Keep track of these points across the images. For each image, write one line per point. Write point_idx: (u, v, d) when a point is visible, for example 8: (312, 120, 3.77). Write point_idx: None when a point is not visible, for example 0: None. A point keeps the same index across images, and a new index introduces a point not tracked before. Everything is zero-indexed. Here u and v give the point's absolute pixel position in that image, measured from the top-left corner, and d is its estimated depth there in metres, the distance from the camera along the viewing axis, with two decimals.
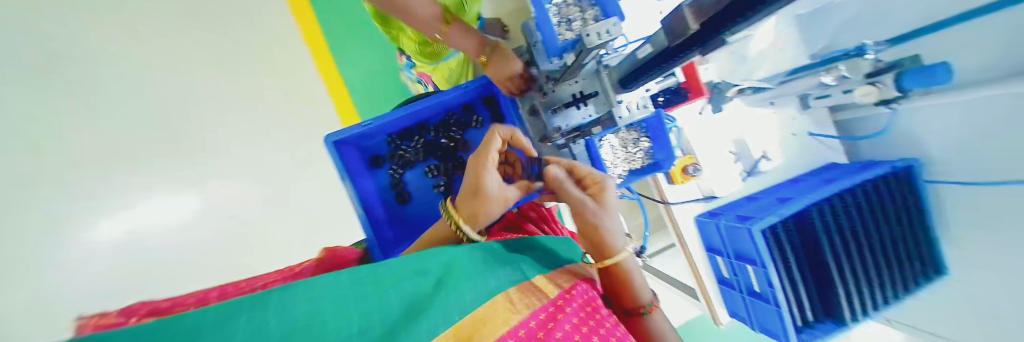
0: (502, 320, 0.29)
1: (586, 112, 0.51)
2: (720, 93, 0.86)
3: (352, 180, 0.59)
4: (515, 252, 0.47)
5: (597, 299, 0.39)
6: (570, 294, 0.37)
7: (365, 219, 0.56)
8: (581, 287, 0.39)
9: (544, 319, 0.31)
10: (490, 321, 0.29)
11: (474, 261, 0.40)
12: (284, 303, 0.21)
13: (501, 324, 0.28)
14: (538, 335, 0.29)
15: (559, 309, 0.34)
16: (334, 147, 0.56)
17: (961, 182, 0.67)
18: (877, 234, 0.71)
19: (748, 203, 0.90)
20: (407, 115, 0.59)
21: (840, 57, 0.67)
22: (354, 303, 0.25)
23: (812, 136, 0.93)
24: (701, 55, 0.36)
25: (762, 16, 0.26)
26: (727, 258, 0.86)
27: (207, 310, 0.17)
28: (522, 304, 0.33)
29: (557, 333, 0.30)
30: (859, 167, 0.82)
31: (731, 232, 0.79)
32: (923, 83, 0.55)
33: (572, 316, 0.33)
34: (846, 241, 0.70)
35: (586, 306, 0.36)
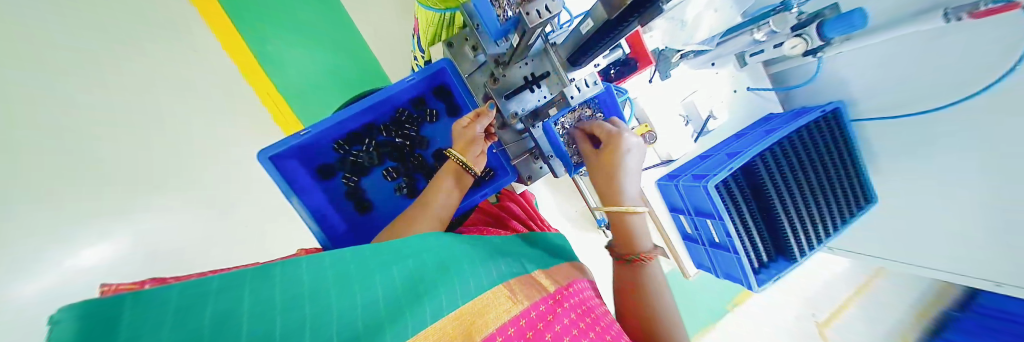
0: (503, 311, 0.33)
1: (541, 94, 0.48)
2: (665, 60, 0.85)
3: (299, 196, 0.55)
4: (507, 245, 0.50)
5: (593, 304, 0.40)
6: (567, 292, 0.40)
7: (320, 235, 0.53)
8: (576, 289, 0.42)
9: (540, 312, 0.34)
10: (488, 312, 0.32)
11: (474, 253, 0.43)
12: (289, 272, 0.27)
13: (501, 314, 0.32)
14: (538, 326, 0.32)
15: (555, 304, 0.37)
16: (271, 162, 0.52)
17: (891, 117, 0.71)
18: (815, 176, 0.73)
19: (700, 162, 0.86)
20: (351, 117, 0.58)
21: (768, 14, 0.69)
22: (346, 281, 0.29)
23: (751, 91, 0.93)
24: (643, 24, 0.33)
25: None
26: (689, 215, 0.84)
27: (214, 277, 0.23)
28: (519, 297, 0.36)
29: (556, 325, 0.33)
30: (798, 113, 0.83)
31: (689, 191, 0.79)
32: (842, 30, 0.58)
33: (569, 312, 0.36)
34: (790, 185, 0.72)
35: (581, 306, 0.38)
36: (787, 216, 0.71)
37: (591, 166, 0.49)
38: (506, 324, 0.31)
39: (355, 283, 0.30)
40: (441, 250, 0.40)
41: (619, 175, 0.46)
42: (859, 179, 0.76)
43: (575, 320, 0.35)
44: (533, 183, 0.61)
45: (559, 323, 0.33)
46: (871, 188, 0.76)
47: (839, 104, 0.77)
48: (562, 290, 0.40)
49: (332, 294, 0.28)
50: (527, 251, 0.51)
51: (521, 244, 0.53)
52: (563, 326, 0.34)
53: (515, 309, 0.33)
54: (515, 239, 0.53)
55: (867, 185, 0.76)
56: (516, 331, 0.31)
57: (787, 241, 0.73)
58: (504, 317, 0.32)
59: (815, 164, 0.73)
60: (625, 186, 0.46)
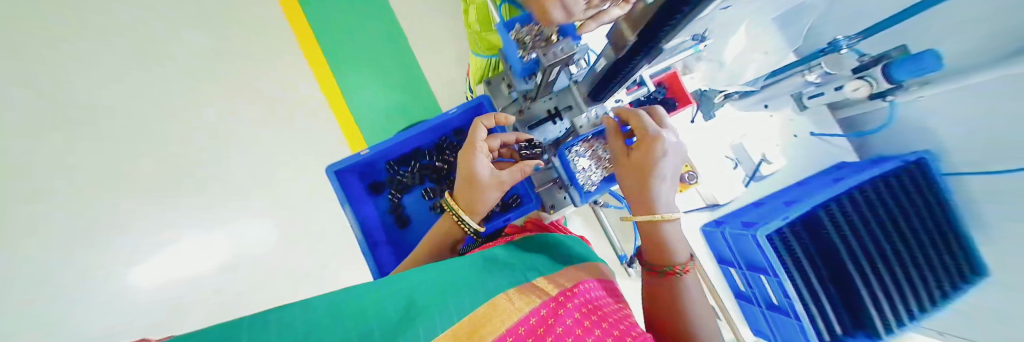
0: (505, 318, 0.32)
1: (562, 125, 0.53)
2: (707, 100, 0.82)
3: (353, 206, 0.64)
4: (504, 263, 0.48)
5: (600, 301, 0.39)
6: (571, 292, 0.39)
7: (364, 242, 0.60)
8: (582, 288, 0.41)
9: (540, 319, 0.32)
10: (490, 320, 0.31)
11: (456, 278, 0.40)
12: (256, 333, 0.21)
13: (501, 322, 0.30)
14: (540, 331, 0.31)
15: (558, 306, 0.35)
16: (335, 176, 0.62)
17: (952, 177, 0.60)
18: (902, 238, 0.59)
19: (753, 209, 0.78)
20: (403, 141, 0.67)
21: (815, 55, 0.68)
22: (326, 328, 0.24)
23: (814, 136, 0.82)
24: (650, 62, 0.35)
25: (683, 21, 0.26)
26: (740, 269, 0.74)
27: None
28: (520, 305, 0.35)
29: (557, 328, 0.31)
30: (870, 162, 0.71)
31: (737, 240, 0.71)
32: (914, 71, 0.52)
33: (573, 311, 0.35)
34: (863, 242, 0.60)
35: (586, 305, 0.37)
36: (864, 285, 0.58)
37: (627, 164, 0.43)
38: (506, 333, 0.29)
39: (380, 307, 0.30)
40: (427, 284, 0.37)
41: (657, 171, 0.40)
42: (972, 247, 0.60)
43: (581, 316, 0.34)
44: (556, 212, 0.62)
45: (561, 323, 0.32)
46: None
47: (925, 151, 0.63)
48: (565, 294, 0.39)
49: (360, 312, 0.28)
50: (515, 260, 0.50)
51: (507, 257, 0.52)
52: (566, 326, 0.31)
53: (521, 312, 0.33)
54: (501, 254, 0.52)
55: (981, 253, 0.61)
56: (517, 338, 0.29)
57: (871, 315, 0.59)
58: (503, 327, 0.30)
59: (902, 223, 0.60)
60: (659, 189, 0.41)
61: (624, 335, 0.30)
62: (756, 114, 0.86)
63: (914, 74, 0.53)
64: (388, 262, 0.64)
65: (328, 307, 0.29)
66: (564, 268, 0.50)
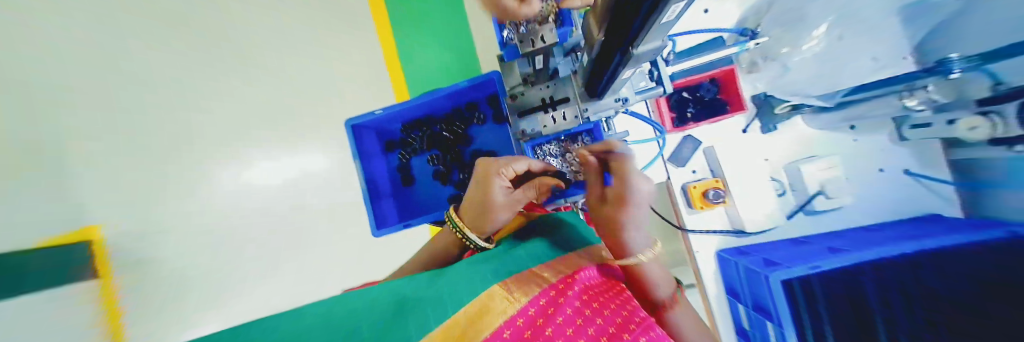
0: (501, 309, 0.28)
1: (553, 114, 0.48)
2: (768, 109, 0.76)
3: (362, 160, 0.70)
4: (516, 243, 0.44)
5: (603, 287, 0.35)
6: (571, 279, 0.34)
7: (368, 196, 0.67)
8: (584, 272, 0.36)
9: (539, 308, 0.29)
10: (488, 311, 0.27)
11: (457, 266, 0.36)
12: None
13: (500, 313, 0.27)
14: (538, 322, 0.27)
15: (558, 293, 0.31)
16: (352, 130, 0.67)
17: None
18: None
19: (790, 246, 0.72)
20: (414, 107, 0.69)
21: (917, 76, 0.60)
22: (325, 324, 0.21)
23: (910, 175, 0.73)
24: (631, 71, 0.31)
25: (645, 33, 0.21)
26: (748, 308, 0.70)
27: None
28: (519, 294, 0.30)
29: (557, 317, 0.28)
30: (964, 225, 0.60)
31: (752, 277, 0.65)
32: None
33: (575, 300, 0.31)
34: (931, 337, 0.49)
35: (589, 291, 0.33)
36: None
37: (596, 213, 0.40)
38: (502, 326, 0.25)
39: (374, 306, 0.25)
40: (433, 274, 0.34)
41: (626, 231, 0.38)
42: None
43: (585, 305, 0.31)
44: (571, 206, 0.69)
45: (563, 312, 0.28)
46: None
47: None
48: (566, 281, 0.34)
49: (344, 316, 0.23)
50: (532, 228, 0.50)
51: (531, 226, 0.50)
52: (566, 316, 0.28)
53: (520, 301, 0.29)
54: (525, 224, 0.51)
55: None
56: (525, 322, 0.27)
57: None
58: (500, 319, 0.26)
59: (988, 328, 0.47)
60: (629, 235, 0.38)
61: (630, 323, 0.29)
62: (838, 136, 0.76)
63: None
64: (389, 215, 0.72)
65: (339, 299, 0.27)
66: (571, 250, 0.42)
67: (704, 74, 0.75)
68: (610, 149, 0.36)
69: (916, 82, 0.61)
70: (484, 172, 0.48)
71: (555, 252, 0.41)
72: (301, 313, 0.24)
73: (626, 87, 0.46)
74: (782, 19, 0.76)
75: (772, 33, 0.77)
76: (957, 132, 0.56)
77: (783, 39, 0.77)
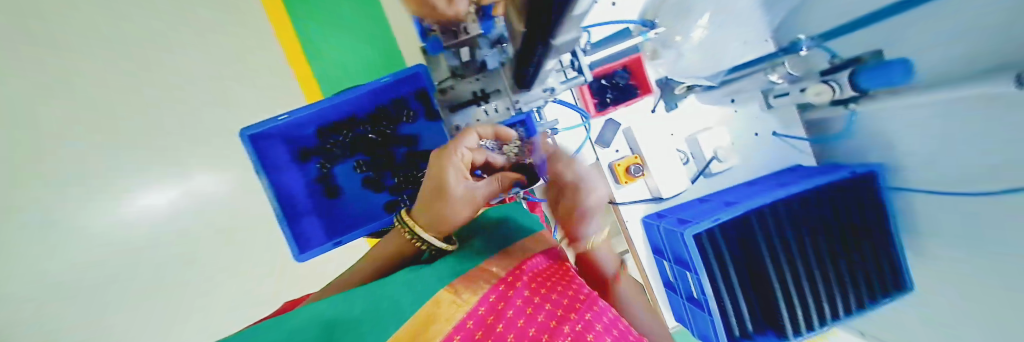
0: (451, 317, 0.28)
1: (486, 108, 0.51)
2: (670, 90, 0.86)
3: (269, 175, 0.60)
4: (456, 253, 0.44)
5: (549, 277, 0.38)
6: (520, 271, 0.37)
7: (284, 217, 0.57)
8: (531, 264, 0.40)
9: (490, 307, 0.30)
10: (435, 322, 0.26)
11: (393, 285, 0.33)
12: None
13: (448, 322, 0.26)
14: (488, 320, 0.28)
15: (508, 288, 0.33)
16: (249, 141, 0.55)
17: (932, 190, 0.60)
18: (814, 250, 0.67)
19: (696, 205, 0.86)
20: (329, 109, 0.61)
21: (777, 54, 0.74)
22: None
23: (776, 136, 0.91)
24: (554, 60, 0.32)
25: (562, 24, 0.21)
26: (670, 263, 0.82)
27: None
28: (467, 294, 0.31)
29: (507, 312, 0.29)
30: (813, 172, 0.79)
31: (670, 236, 0.77)
32: (882, 81, 0.55)
33: (523, 291, 0.33)
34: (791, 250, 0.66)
35: (535, 282, 0.36)
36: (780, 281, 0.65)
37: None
38: (454, 332, 0.25)
39: None
40: (364, 301, 0.30)
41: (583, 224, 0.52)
42: (894, 260, 0.67)
43: (532, 295, 0.33)
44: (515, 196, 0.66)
45: (513, 305, 0.30)
46: (907, 274, 0.67)
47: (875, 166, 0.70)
48: (514, 272, 0.36)
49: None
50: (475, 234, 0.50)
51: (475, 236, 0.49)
52: (516, 310, 0.30)
53: (469, 302, 0.30)
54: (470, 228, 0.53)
55: (902, 269, 0.67)
56: (476, 323, 0.27)
57: (780, 314, 0.66)
58: (450, 327, 0.26)
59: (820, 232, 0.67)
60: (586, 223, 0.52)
61: (575, 302, 0.33)
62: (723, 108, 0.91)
63: (881, 84, 0.56)
64: (313, 233, 0.64)
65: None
66: (511, 245, 0.45)
67: (616, 63, 0.84)
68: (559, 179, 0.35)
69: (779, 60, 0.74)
70: (439, 167, 0.36)
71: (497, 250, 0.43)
72: None
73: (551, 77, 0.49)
74: (671, 11, 0.87)
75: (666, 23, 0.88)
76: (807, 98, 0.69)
77: (673, 28, 0.89)
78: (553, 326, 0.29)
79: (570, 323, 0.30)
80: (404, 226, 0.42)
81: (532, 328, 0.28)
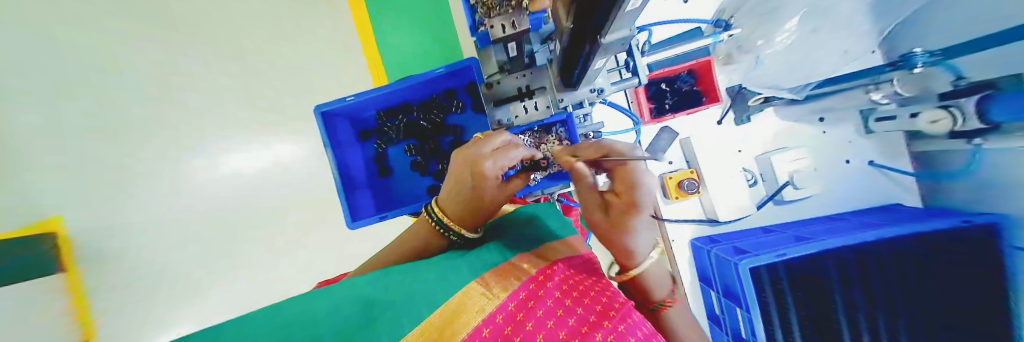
0: (480, 307, 0.27)
1: (530, 104, 0.48)
2: (743, 101, 0.78)
3: (336, 149, 0.67)
4: (486, 245, 0.44)
5: (581, 280, 0.37)
6: (550, 271, 0.36)
7: (343, 188, 0.64)
8: (562, 266, 0.38)
9: (519, 303, 0.29)
10: (466, 309, 0.26)
11: (425, 268, 0.35)
12: None
13: (477, 312, 0.26)
14: (517, 316, 0.27)
15: (538, 286, 0.32)
16: (322, 117, 0.63)
17: None
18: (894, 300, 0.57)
19: (759, 235, 0.75)
20: (388, 95, 0.66)
21: (883, 69, 0.65)
22: (287, 329, 0.19)
23: (874, 166, 0.76)
24: (603, 58, 0.29)
25: (614, 19, 0.19)
26: (717, 294, 0.73)
27: None
28: (498, 289, 0.30)
29: (537, 311, 0.28)
30: (920, 215, 0.65)
31: (722, 263, 0.68)
32: (1018, 110, 0.45)
33: (553, 291, 0.32)
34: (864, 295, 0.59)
35: (567, 283, 0.35)
36: (850, 328, 0.58)
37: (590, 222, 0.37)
38: (482, 323, 0.25)
39: (338, 312, 0.22)
40: (399, 276, 0.32)
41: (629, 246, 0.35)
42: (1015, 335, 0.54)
43: (562, 297, 0.32)
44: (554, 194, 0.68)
45: (543, 304, 0.29)
46: None
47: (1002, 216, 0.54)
48: (544, 273, 0.35)
49: (310, 321, 0.20)
50: (504, 230, 0.51)
51: (504, 233, 0.49)
52: (546, 309, 0.29)
53: (499, 296, 0.29)
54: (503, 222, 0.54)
55: None
56: (504, 318, 0.26)
57: None
58: (479, 317, 0.25)
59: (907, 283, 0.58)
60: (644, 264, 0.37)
61: (609, 310, 0.30)
62: (808, 127, 0.79)
63: (1016, 116, 0.46)
64: (365, 205, 0.70)
65: (276, 311, 0.23)
66: (542, 245, 0.45)
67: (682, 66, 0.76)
68: (608, 149, 0.32)
69: (881, 77, 0.66)
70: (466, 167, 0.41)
71: (531, 247, 0.43)
72: (242, 321, 0.20)
73: (601, 77, 0.46)
74: (756, 11, 0.74)
75: (747, 21, 0.76)
76: (918, 126, 0.59)
77: (756, 31, 0.77)
78: (584, 332, 0.26)
79: (604, 331, 0.26)
80: (438, 226, 0.46)
81: (562, 332, 0.26)
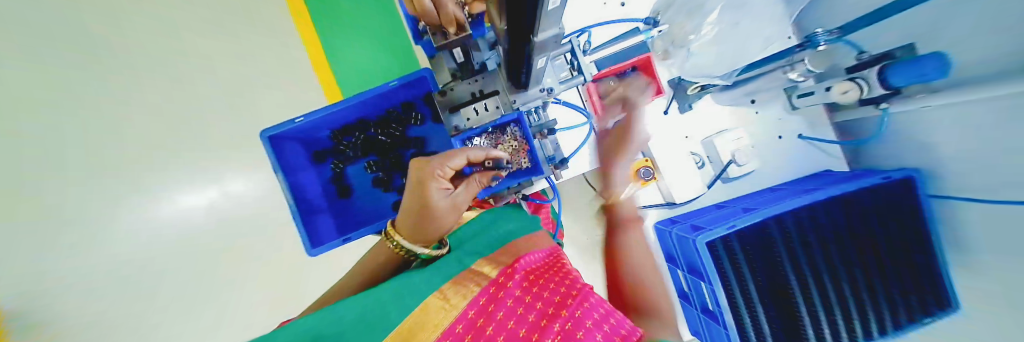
0: (437, 323, 0.29)
1: (483, 106, 0.48)
2: (682, 90, 0.87)
3: (288, 174, 0.64)
4: (453, 256, 0.44)
5: (546, 273, 0.38)
6: (512, 269, 0.36)
7: (298, 215, 0.60)
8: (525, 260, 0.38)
9: (479, 309, 0.30)
10: (424, 327, 0.28)
11: (385, 290, 0.34)
12: None
13: (435, 330, 0.28)
14: (477, 323, 0.28)
15: (499, 288, 0.32)
16: (269, 142, 0.59)
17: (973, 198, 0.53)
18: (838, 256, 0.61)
19: (713, 211, 0.82)
20: (340, 113, 0.64)
21: (792, 51, 0.71)
22: None
23: (803, 139, 0.85)
24: (545, 55, 0.31)
25: (539, 17, 0.21)
26: (683, 271, 0.79)
27: None
28: (458, 299, 0.31)
29: (498, 314, 0.29)
30: (839, 178, 0.74)
31: (682, 242, 0.74)
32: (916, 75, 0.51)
33: (514, 289, 0.32)
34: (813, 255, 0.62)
35: (531, 278, 0.35)
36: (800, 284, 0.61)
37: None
38: (442, 338, 0.27)
39: None
40: (360, 304, 0.32)
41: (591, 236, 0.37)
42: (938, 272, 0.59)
43: (523, 297, 0.32)
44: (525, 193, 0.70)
45: (503, 306, 0.30)
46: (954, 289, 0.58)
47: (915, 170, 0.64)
48: (504, 273, 0.35)
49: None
50: (473, 236, 0.51)
51: (475, 238, 0.50)
52: (506, 310, 0.30)
53: (458, 306, 0.30)
54: (472, 229, 0.54)
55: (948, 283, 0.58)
56: (463, 328, 0.28)
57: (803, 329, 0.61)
58: (436, 333, 0.27)
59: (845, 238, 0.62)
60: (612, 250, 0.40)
61: (567, 299, 0.32)
62: (742, 109, 0.88)
63: (912, 80, 0.53)
64: (326, 230, 0.67)
65: None
66: (507, 245, 0.45)
67: (626, 64, 0.82)
68: None
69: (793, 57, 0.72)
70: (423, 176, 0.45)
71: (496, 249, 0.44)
72: None
73: (549, 78, 0.50)
74: (683, 9, 0.83)
75: (676, 18, 0.85)
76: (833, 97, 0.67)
77: (684, 28, 0.85)
78: (542, 326, 0.29)
79: (559, 321, 0.29)
80: (392, 245, 0.48)
81: (522, 328, 0.28)
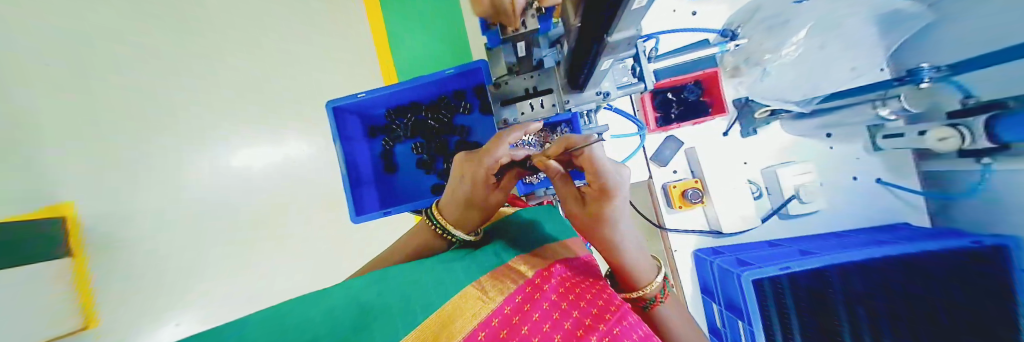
0: (474, 312, 0.27)
1: (539, 102, 0.48)
2: (749, 113, 0.79)
3: (344, 145, 0.69)
4: (483, 249, 0.44)
5: (578, 281, 0.37)
6: (547, 273, 0.36)
7: (348, 183, 0.65)
8: (558, 268, 0.38)
9: (514, 306, 0.29)
10: (460, 314, 0.27)
11: (420, 274, 0.35)
12: None
13: (471, 317, 0.26)
14: (512, 320, 0.27)
15: (533, 290, 0.32)
16: (333, 112, 0.65)
17: None
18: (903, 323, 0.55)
19: (762, 248, 0.74)
20: (397, 93, 0.68)
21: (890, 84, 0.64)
22: (287, 333, 0.19)
23: (881, 184, 0.76)
24: (613, 56, 0.30)
25: (620, 18, 0.20)
26: (719, 305, 0.73)
27: None
28: (494, 293, 0.31)
29: (533, 314, 0.28)
30: (924, 234, 0.63)
31: (724, 275, 0.68)
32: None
33: (550, 295, 0.32)
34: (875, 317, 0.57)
35: (565, 284, 0.35)
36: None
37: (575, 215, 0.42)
38: (477, 327, 0.25)
39: (335, 317, 0.23)
40: (396, 280, 0.32)
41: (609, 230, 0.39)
42: None
43: (557, 301, 0.31)
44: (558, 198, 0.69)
45: (539, 307, 0.29)
46: None
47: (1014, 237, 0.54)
48: (542, 275, 0.36)
49: (305, 328, 0.20)
50: (503, 233, 0.51)
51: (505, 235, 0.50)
52: (541, 313, 0.28)
53: (495, 300, 0.29)
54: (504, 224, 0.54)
55: None
56: (498, 322, 0.26)
57: None
58: (472, 322, 0.25)
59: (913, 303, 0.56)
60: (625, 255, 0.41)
61: (605, 313, 0.30)
62: (814, 142, 0.78)
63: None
64: (369, 200, 0.71)
65: (274, 312, 0.24)
66: (542, 245, 0.46)
67: (689, 76, 0.77)
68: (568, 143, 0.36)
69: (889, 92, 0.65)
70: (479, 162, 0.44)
71: (529, 249, 0.44)
72: (244, 323, 0.21)
73: (608, 81, 0.47)
74: (764, 25, 0.78)
75: (756, 32, 0.79)
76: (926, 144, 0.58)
77: (763, 45, 0.79)
78: (579, 335, 0.26)
79: (597, 333, 0.27)
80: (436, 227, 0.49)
81: (557, 334, 0.26)
